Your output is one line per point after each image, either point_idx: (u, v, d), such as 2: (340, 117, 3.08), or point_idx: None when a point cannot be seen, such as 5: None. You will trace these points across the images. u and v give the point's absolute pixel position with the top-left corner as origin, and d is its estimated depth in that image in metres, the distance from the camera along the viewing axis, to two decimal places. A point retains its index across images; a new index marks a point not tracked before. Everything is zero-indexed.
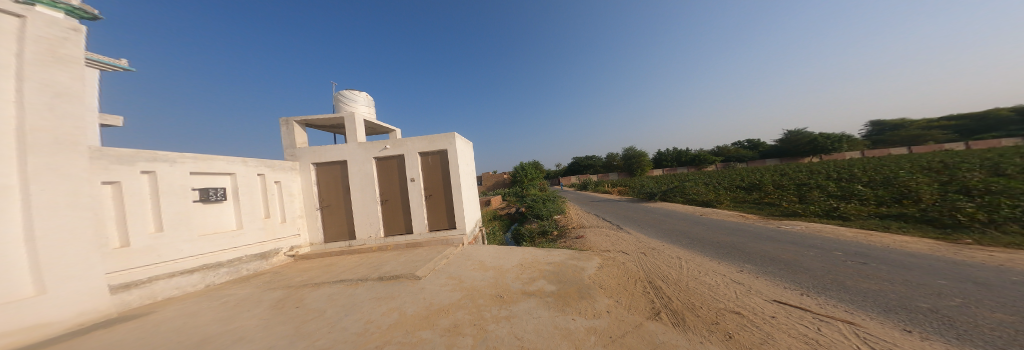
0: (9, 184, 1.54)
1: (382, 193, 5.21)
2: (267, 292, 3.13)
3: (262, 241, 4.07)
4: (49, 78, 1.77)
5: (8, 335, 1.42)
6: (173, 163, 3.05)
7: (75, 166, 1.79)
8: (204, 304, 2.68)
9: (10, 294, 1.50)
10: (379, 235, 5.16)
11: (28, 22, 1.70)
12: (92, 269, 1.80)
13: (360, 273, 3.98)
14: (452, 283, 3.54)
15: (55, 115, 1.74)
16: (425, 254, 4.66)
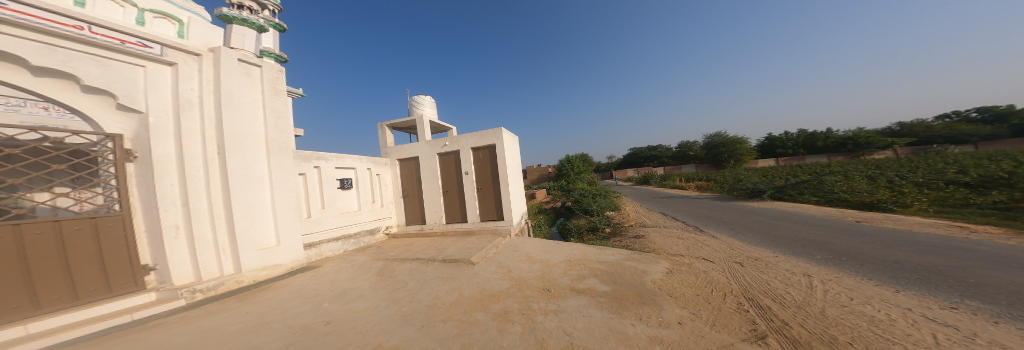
0: (263, 175, 3.04)
1: (441, 184, 5.82)
2: (373, 262, 4.08)
3: (372, 220, 5.18)
4: (276, 106, 3.32)
5: (264, 269, 2.88)
6: (329, 160, 4.46)
7: (286, 161, 3.28)
8: (332, 269, 3.57)
9: (266, 242, 2.98)
10: (442, 221, 5.79)
11: (265, 69, 3.27)
12: (293, 230, 3.26)
13: (429, 254, 4.59)
14: (502, 272, 3.76)
15: (279, 129, 3.31)
16: (478, 242, 5.03)
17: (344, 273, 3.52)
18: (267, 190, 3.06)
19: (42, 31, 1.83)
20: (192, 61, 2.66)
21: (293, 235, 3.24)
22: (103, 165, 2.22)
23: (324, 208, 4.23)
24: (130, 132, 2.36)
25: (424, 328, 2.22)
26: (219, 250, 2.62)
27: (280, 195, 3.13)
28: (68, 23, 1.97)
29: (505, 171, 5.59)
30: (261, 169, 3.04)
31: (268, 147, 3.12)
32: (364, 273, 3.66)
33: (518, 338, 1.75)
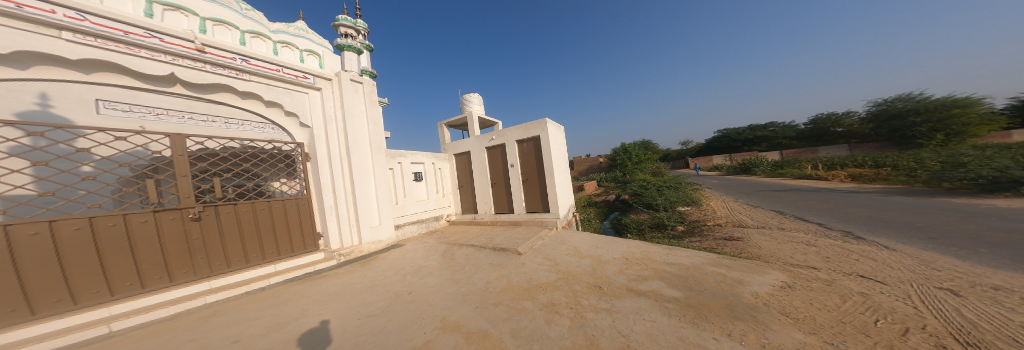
0: (368, 169, 3.90)
1: (490, 177, 6.15)
2: (436, 245, 4.67)
3: (438, 208, 5.86)
4: (376, 114, 4.12)
5: (372, 242, 3.87)
6: (406, 156, 5.19)
7: (383, 159, 4.11)
8: (406, 249, 4.25)
9: (371, 221, 3.90)
10: (491, 212, 6.16)
11: (367, 85, 4.11)
12: (385, 214, 4.07)
13: (480, 241, 4.99)
14: (548, 264, 3.82)
15: (377, 132, 4.10)
16: (526, 233, 5.18)
17: (413, 255, 4.12)
18: (369, 180, 3.91)
19: (263, 75, 3.06)
20: (331, 85, 3.71)
21: (387, 216, 4.10)
22: (298, 164, 3.40)
23: (406, 197, 5.00)
24: (307, 140, 3.49)
25: (479, 309, 2.48)
26: (343, 222, 3.62)
27: (379, 185, 3.98)
28: (274, 68, 3.17)
29: (550, 162, 5.55)
30: (366, 163, 3.90)
31: (371, 148, 3.97)
32: (430, 256, 4.25)
33: (566, 331, 1.80)
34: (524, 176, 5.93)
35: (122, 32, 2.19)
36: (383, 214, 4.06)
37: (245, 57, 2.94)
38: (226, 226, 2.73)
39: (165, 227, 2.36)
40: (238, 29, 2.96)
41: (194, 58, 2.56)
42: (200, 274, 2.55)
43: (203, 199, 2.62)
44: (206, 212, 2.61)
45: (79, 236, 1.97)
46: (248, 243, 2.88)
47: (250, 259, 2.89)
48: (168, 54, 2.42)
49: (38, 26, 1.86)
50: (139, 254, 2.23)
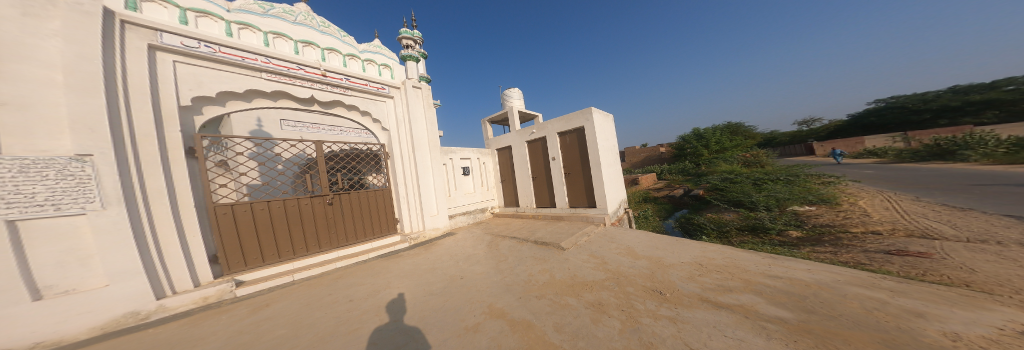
0: (427, 165, 4.34)
1: (532, 171, 6.17)
2: (482, 236, 4.96)
3: (484, 200, 6.21)
4: (432, 115, 4.55)
5: (434, 229, 4.42)
6: (456, 153, 5.62)
7: (438, 154, 4.51)
8: (456, 237, 4.66)
9: (432, 211, 4.40)
10: (532, 205, 6.20)
11: (425, 90, 4.54)
12: (441, 205, 4.53)
13: (522, 234, 5.10)
14: (595, 262, 3.66)
15: (433, 130, 4.50)
16: (569, 228, 5.05)
17: (463, 244, 4.49)
18: (429, 174, 4.37)
19: (360, 90, 3.80)
20: (402, 94, 4.26)
21: (443, 207, 4.57)
22: (384, 161, 4.10)
23: (457, 189, 5.47)
24: (388, 141, 4.16)
25: (523, 299, 2.58)
26: (409, 210, 4.23)
27: (437, 179, 4.42)
28: (366, 83, 3.88)
29: (596, 154, 5.23)
30: (427, 160, 4.36)
31: (430, 146, 4.41)
32: (477, 246, 4.56)
33: (617, 334, 1.73)
34: (567, 170, 5.75)
35: (285, 68, 3.15)
36: (440, 205, 4.54)
37: (350, 77, 3.73)
38: (348, 210, 3.60)
39: (315, 209, 3.31)
40: (341, 53, 3.74)
41: (321, 82, 3.45)
42: (336, 244, 3.50)
43: (333, 189, 3.50)
44: (336, 199, 3.51)
45: (278, 211, 3.05)
46: (359, 223, 3.72)
47: (359, 236, 3.72)
48: (308, 81, 3.34)
49: (252, 70, 2.95)
50: (304, 226, 3.23)
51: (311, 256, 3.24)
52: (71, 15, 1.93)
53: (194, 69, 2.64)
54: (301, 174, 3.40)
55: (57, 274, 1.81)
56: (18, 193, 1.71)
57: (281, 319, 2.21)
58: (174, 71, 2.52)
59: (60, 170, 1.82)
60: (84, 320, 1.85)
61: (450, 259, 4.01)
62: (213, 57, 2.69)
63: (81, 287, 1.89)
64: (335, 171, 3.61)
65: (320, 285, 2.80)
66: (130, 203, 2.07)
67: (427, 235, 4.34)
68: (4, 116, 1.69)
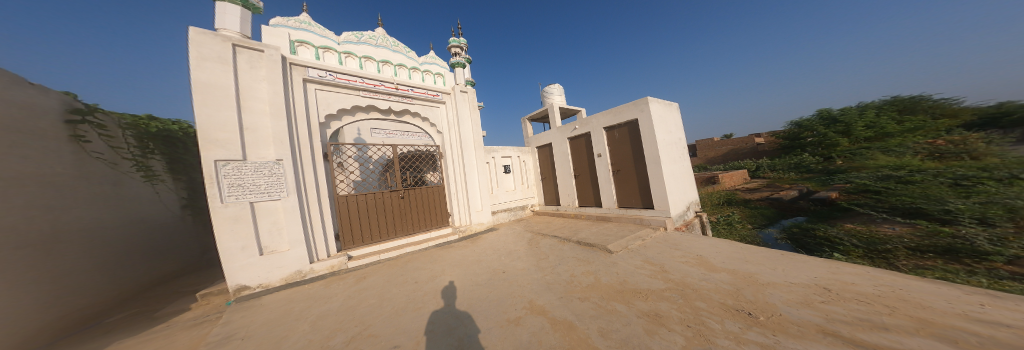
0: (473, 162, 4.60)
1: (577, 168, 5.97)
2: (523, 233, 5.07)
3: (524, 198, 6.30)
4: (477, 117, 4.73)
5: (483, 223, 4.80)
6: (498, 151, 5.86)
7: (483, 151, 4.70)
8: (501, 232, 4.97)
9: (479, 206, 4.73)
10: (575, 204, 6.04)
11: (471, 94, 4.75)
12: (486, 200, 4.80)
13: (565, 233, 5.13)
14: (651, 269, 3.34)
15: (476, 127, 4.68)
16: (616, 230, 4.75)
17: (504, 239, 4.72)
18: (476, 174, 4.62)
19: (423, 100, 4.24)
20: (454, 99, 4.54)
21: (487, 203, 4.83)
22: (440, 160, 4.45)
23: (499, 187, 5.73)
24: (443, 142, 4.49)
25: (566, 299, 2.59)
26: (459, 205, 4.60)
27: (480, 176, 4.66)
28: (428, 93, 4.30)
29: (651, 148, 4.68)
30: (473, 160, 4.59)
31: (476, 146, 4.63)
32: (519, 242, 4.77)
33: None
34: (615, 166, 5.36)
35: (372, 86, 3.78)
36: (485, 202, 4.82)
37: (415, 88, 4.20)
38: (415, 203, 4.13)
39: (392, 201, 3.91)
40: (407, 68, 4.28)
41: (397, 95, 4.00)
42: (410, 231, 4.15)
43: (405, 185, 4.04)
44: (405, 193, 4.03)
45: (369, 201, 3.75)
46: (423, 215, 4.26)
47: (424, 226, 4.28)
48: (386, 95, 3.91)
49: (354, 90, 3.65)
50: (387, 215, 3.90)
51: (394, 239, 3.96)
52: (270, 64, 2.87)
53: (325, 94, 3.47)
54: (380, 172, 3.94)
55: (269, 239, 2.80)
56: (256, 184, 2.68)
57: (374, 291, 2.94)
58: (315, 97, 3.36)
59: (270, 169, 2.79)
60: (279, 272, 2.82)
61: (493, 253, 4.30)
62: (333, 83, 3.44)
63: (278, 249, 2.87)
64: (402, 170, 4.06)
65: (394, 266, 3.43)
66: (298, 194, 3.01)
67: (473, 229, 4.71)
68: (249, 134, 2.71)
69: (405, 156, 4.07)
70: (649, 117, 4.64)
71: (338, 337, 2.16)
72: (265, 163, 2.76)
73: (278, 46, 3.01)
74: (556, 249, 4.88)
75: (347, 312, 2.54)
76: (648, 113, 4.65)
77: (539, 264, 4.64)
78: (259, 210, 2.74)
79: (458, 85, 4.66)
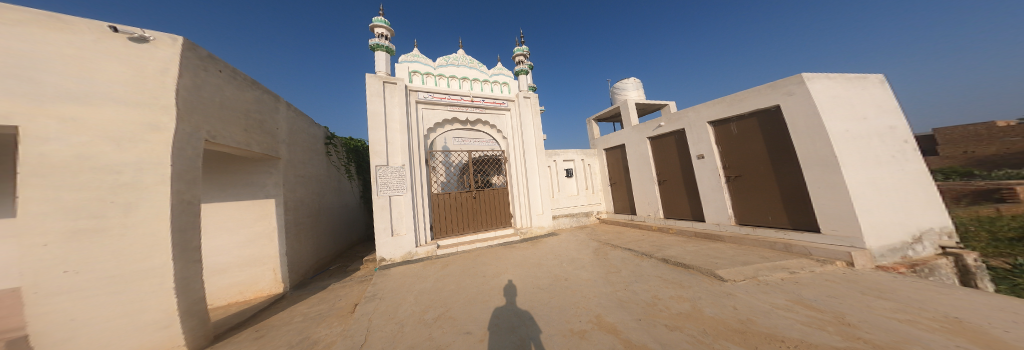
0: (533, 167, 4.86)
1: (670, 174, 5.43)
2: (590, 241, 4.74)
3: (587, 203, 6.00)
4: (537, 120, 4.89)
5: (542, 226, 4.93)
6: (558, 155, 5.93)
7: (541, 154, 4.93)
8: (569, 237, 4.92)
9: (537, 208, 4.92)
10: (658, 215, 5.63)
11: (532, 100, 4.90)
12: (545, 203, 4.96)
13: (645, 248, 4.57)
14: (811, 316, 2.26)
15: (536, 129, 4.88)
16: (732, 265, 3.66)
17: (566, 245, 4.58)
18: (537, 177, 4.88)
19: (493, 109, 4.59)
20: (517, 106, 4.81)
21: (548, 207, 4.99)
22: (505, 164, 4.85)
23: (560, 191, 5.74)
24: (509, 148, 4.81)
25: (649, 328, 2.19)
26: (521, 208, 4.92)
27: (540, 179, 4.89)
28: (496, 102, 4.63)
29: (813, 148, 3.42)
30: (534, 163, 4.87)
31: (536, 150, 4.86)
32: (585, 248, 4.54)
33: None
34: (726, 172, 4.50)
35: (456, 99, 4.24)
36: (545, 205, 4.97)
37: (487, 99, 4.54)
38: (484, 202, 4.65)
39: (465, 201, 4.46)
40: (480, 80, 4.55)
41: (473, 107, 4.40)
42: (480, 227, 4.70)
43: (477, 186, 4.58)
44: (478, 193, 4.57)
45: (452, 199, 4.36)
46: (489, 213, 4.73)
47: (491, 224, 4.78)
48: (467, 108, 4.35)
49: (443, 105, 4.09)
50: (463, 211, 4.48)
51: (469, 234, 4.56)
52: (395, 91, 3.50)
53: (425, 110, 3.98)
54: (457, 174, 4.50)
55: (396, 223, 3.72)
56: (391, 183, 3.55)
57: (453, 278, 3.66)
58: (421, 113, 3.90)
59: (399, 171, 3.60)
60: (399, 251, 3.76)
61: (554, 258, 4.26)
62: (431, 101, 3.93)
63: (399, 231, 3.76)
64: (475, 172, 4.61)
65: (467, 258, 4.03)
66: (414, 191, 3.83)
67: (534, 231, 4.91)
68: (384, 147, 3.43)
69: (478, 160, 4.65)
70: (807, 99, 3.44)
71: (430, 313, 2.98)
72: (393, 166, 3.57)
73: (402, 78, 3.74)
74: (630, 262, 4.21)
75: (436, 293, 3.36)
76: (812, 97, 3.36)
77: (607, 277, 3.92)
78: (393, 202, 3.66)
79: (521, 91, 4.92)
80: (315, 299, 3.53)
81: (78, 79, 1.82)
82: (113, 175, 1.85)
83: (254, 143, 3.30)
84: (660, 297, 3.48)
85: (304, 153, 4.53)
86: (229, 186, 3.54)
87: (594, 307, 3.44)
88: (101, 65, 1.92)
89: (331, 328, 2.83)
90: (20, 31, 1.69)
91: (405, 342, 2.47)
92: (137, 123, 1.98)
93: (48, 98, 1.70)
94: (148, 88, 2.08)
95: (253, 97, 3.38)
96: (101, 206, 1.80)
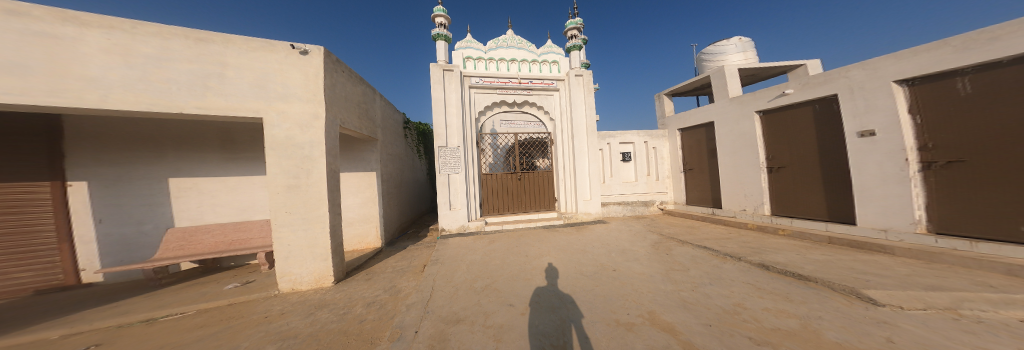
0: (583, 150, 4.64)
1: (795, 159, 4.18)
2: (649, 233, 4.11)
3: (639, 193, 6.13)
4: (590, 100, 4.69)
5: (590, 213, 4.68)
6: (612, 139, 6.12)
7: (592, 136, 4.68)
8: (622, 226, 4.44)
9: (583, 193, 4.66)
10: (764, 211, 4.56)
11: (584, 78, 4.72)
12: (594, 187, 4.68)
13: (732, 248, 3.49)
14: None
15: (588, 109, 4.67)
16: (899, 288, 2.25)
17: (617, 235, 4.11)
18: (586, 160, 4.65)
19: (542, 89, 4.65)
20: (566, 84, 4.73)
21: (597, 193, 4.68)
22: (550, 147, 4.87)
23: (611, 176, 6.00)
24: (555, 130, 4.80)
25: None
26: (566, 192, 4.80)
27: (591, 164, 4.64)
28: (545, 82, 4.68)
29: None
30: (584, 146, 4.67)
31: (587, 132, 4.65)
32: (641, 239, 3.96)
33: None
34: (925, 156, 3.01)
35: (505, 82, 4.49)
36: (594, 191, 4.70)
37: (536, 80, 4.64)
38: (530, 184, 4.77)
39: (510, 182, 4.69)
40: (529, 61, 4.73)
41: (521, 89, 4.56)
42: (524, 208, 4.83)
43: (522, 169, 4.73)
44: (524, 175, 4.73)
45: (500, 179, 4.64)
46: (534, 195, 4.82)
47: (536, 206, 4.85)
48: (517, 91, 4.56)
49: (492, 89, 4.43)
50: (511, 191, 4.73)
51: (513, 213, 4.77)
52: (452, 78, 4.03)
53: (476, 95, 4.39)
54: (504, 156, 4.76)
55: (452, 197, 4.23)
56: (449, 163, 4.08)
57: (498, 254, 3.88)
58: (473, 99, 4.37)
59: (455, 151, 4.08)
60: (454, 223, 4.31)
61: (601, 247, 3.86)
62: (482, 85, 4.34)
63: (455, 205, 4.28)
64: (520, 155, 4.76)
65: (511, 236, 4.23)
66: (467, 169, 4.26)
67: (580, 217, 4.70)
68: (442, 129, 3.98)
69: (523, 143, 4.76)
70: None
71: (479, 282, 3.33)
72: (450, 147, 4.06)
73: (458, 65, 4.18)
74: (704, 261, 3.29)
75: (484, 265, 3.66)
76: None
77: (668, 274, 3.15)
78: (450, 179, 4.16)
79: (572, 69, 4.78)
80: (399, 255, 4.46)
81: (282, 84, 2.85)
82: (301, 150, 2.96)
83: (365, 128, 3.96)
84: (745, 307, 2.42)
85: (393, 135, 5.25)
86: (352, 157, 4.35)
87: (647, 303, 2.75)
88: (290, 74, 2.87)
89: (410, 281, 3.61)
90: (255, 55, 2.73)
91: (459, 304, 2.87)
92: (308, 113, 2.95)
93: (272, 99, 2.80)
94: (313, 89, 2.96)
95: (366, 91, 4.04)
96: (296, 170, 2.96)
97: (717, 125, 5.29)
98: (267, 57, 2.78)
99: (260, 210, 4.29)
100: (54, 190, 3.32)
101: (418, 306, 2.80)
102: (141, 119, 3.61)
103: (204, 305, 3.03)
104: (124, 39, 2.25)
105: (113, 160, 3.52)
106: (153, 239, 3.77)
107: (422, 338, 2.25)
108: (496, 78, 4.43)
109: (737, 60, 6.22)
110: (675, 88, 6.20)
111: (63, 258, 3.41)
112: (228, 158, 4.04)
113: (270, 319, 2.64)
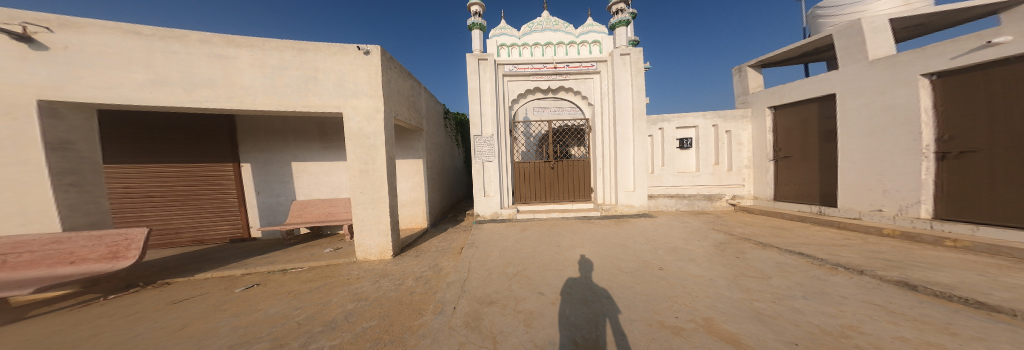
0: (627, 137, 4.18)
1: (1003, 138, 2.76)
2: (712, 232, 3.38)
3: (710, 184, 5.37)
4: (638, 81, 4.15)
5: (634, 206, 4.27)
6: (669, 122, 5.55)
7: (640, 122, 4.14)
8: (675, 224, 3.80)
9: (625, 184, 4.25)
10: (921, 214, 3.22)
11: (632, 56, 4.22)
12: (640, 177, 4.22)
13: (846, 258, 2.51)
14: None
15: (637, 91, 4.15)
16: None
17: (667, 231, 3.53)
18: (630, 147, 4.19)
19: (579, 73, 4.41)
20: (608, 66, 4.35)
21: (642, 184, 4.23)
22: (586, 135, 4.62)
23: (664, 166, 5.56)
24: (593, 117, 4.54)
25: None
26: (604, 182, 4.51)
27: (638, 152, 4.14)
28: (585, 65, 4.40)
29: None
30: (629, 132, 4.20)
31: (633, 115, 4.16)
32: (701, 238, 3.28)
33: None
34: None
35: (540, 67, 4.43)
36: (638, 182, 4.25)
37: (573, 63, 4.41)
38: (566, 173, 4.62)
39: (545, 171, 4.62)
40: (567, 44, 4.58)
41: (556, 73, 4.44)
42: (558, 198, 4.70)
43: (557, 158, 4.60)
44: (559, 164, 4.60)
45: (534, 168, 4.62)
46: (570, 185, 4.65)
47: (571, 196, 4.67)
48: (551, 76, 4.46)
49: (526, 75, 4.46)
50: (546, 180, 4.65)
51: (548, 203, 4.67)
52: (486, 68, 4.22)
53: (510, 83, 4.50)
54: (537, 144, 4.69)
55: (486, 184, 4.38)
56: (483, 152, 4.25)
57: (529, 242, 3.70)
58: (507, 87, 4.49)
59: (488, 140, 4.24)
60: (487, 209, 4.46)
61: (645, 242, 3.34)
62: (515, 72, 4.41)
63: (488, 192, 4.41)
64: (554, 143, 4.61)
65: (543, 225, 4.10)
66: (500, 158, 4.38)
67: (620, 210, 4.32)
68: (479, 118, 4.20)
69: (558, 130, 4.59)
70: None
71: (511, 268, 3.12)
72: (485, 136, 4.24)
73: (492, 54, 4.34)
74: (796, 270, 2.42)
75: (516, 251, 3.49)
76: None
77: (736, 280, 2.41)
78: (485, 167, 4.33)
79: (617, 48, 4.34)
80: (442, 236, 4.87)
81: (353, 82, 3.55)
82: (367, 139, 3.61)
83: (414, 119, 4.58)
84: (862, 330, 1.55)
85: (435, 126, 5.82)
86: (405, 146, 5.03)
87: (704, 309, 2.05)
88: (359, 74, 3.57)
89: (450, 260, 3.82)
90: (337, 59, 3.51)
91: (491, 286, 2.75)
92: (373, 106, 3.58)
93: (348, 96, 3.53)
94: (375, 85, 3.59)
95: (411, 85, 4.55)
96: (366, 157, 3.62)
97: (842, 98, 3.88)
98: (343, 60, 3.54)
99: (344, 190, 5.44)
100: (235, 169, 5.01)
101: (456, 285, 2.82)
102: (275, 117, 5.10)
103: (312, 263, 3.88)
104: (258, 53, 3.19)
105: (262, 148, 5.09)
106: (286, 207, 5.24)
107: (458, 314, 2.24)
108: (530, 64, 4.43)
109: (890, 8, 4.38)
110: (768, 56, 4.88)
111: (240, 216, 5.08)
112: (325, 146, 5.29)
113: (349, 281, 3.25)
